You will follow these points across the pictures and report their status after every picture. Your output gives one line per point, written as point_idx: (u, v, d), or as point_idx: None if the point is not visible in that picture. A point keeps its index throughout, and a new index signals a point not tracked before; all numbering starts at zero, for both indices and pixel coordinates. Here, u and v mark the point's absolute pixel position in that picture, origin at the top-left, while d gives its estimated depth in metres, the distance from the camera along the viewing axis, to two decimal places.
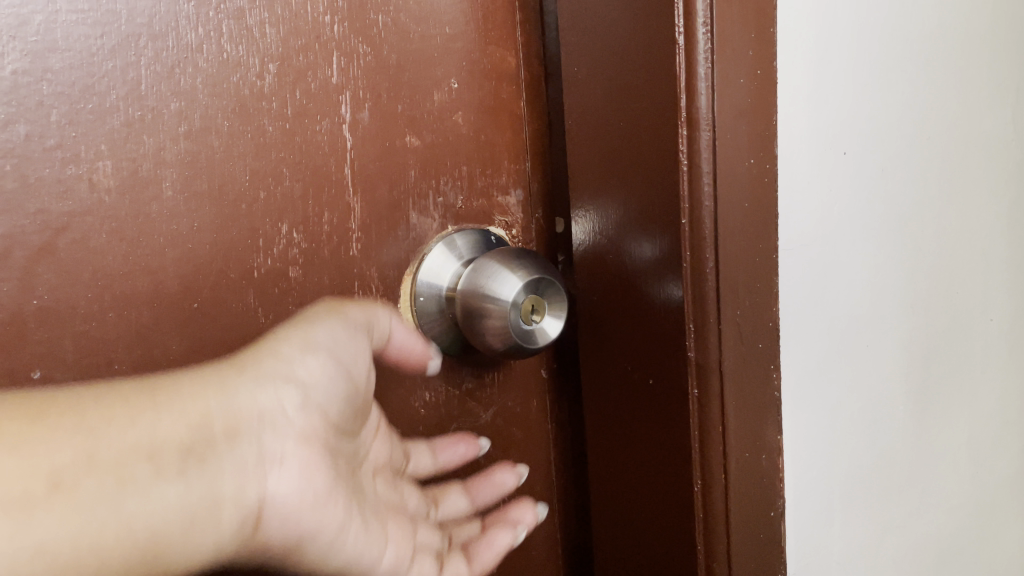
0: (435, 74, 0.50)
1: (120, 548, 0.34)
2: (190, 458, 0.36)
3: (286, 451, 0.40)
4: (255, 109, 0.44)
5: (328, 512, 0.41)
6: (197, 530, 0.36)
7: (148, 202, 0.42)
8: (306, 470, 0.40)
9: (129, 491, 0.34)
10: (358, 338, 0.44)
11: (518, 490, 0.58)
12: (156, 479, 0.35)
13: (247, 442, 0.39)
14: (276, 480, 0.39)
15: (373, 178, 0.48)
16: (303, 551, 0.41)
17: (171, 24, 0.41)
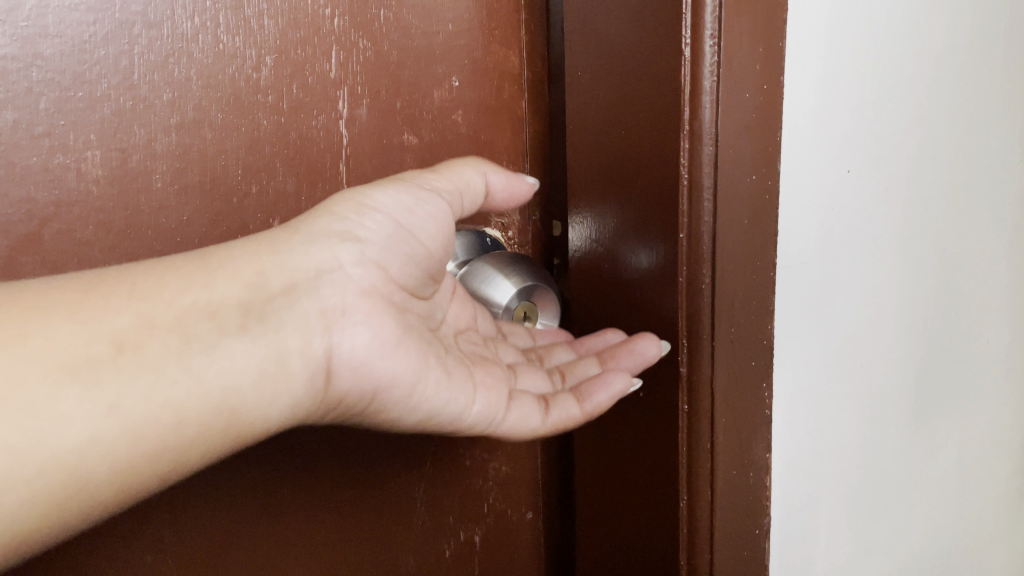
0: (435, 72, 0.49)
1: (191, 413, 0.33)
2: (234, 290, 0.36)
3: (337, 327, 0.38)
4: (250, 102, 0.43)
5: (400, 359, 0.39)
6: (199, 406, 0.33)
7: (137, 193, 0.41)
8: (377, 355, 0.39)
9: (150, 334, 0.33)
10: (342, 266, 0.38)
11: (504, 493, 0.57)
12: (219, 336, 0.34)
13: (273, 347, 0.36)
14: (346, 354, 0.38)
15: (368, 175, 0.48)
16: (384, 397, 0.40)
17: (166, 13, 0.40)
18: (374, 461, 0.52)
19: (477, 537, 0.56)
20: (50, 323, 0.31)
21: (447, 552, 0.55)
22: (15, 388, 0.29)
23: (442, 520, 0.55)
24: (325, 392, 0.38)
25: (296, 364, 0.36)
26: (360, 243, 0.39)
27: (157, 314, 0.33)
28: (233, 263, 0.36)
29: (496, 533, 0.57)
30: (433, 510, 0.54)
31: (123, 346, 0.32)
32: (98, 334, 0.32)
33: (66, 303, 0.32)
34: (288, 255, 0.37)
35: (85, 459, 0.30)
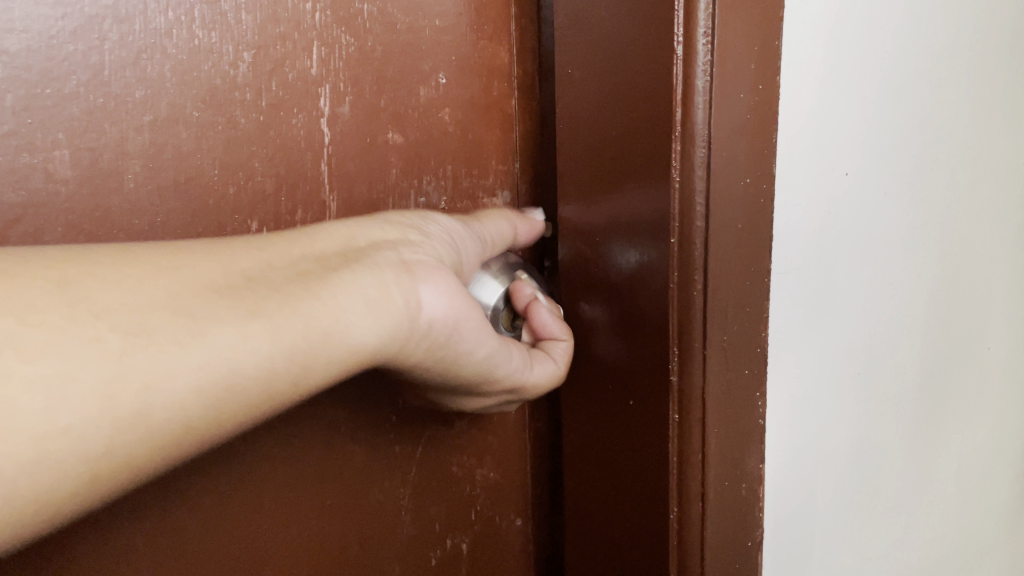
0: (422, 68, 0.48)
1: (318, 334, 0.31)
2: (330, 248, 0.35)
3: (418, 270, 0.36)
4: (227, 100, 0.42)
5: (471, 310, 0.37)
6: (323, 324, 0.31)
7: (108, 194, 0.40)
8: (457, 294, 0.36)
9: (271, 271, 0.32)
10: (416, 245, 0.38)
11: (491, 499, 0.56)
12: (326, 274, 0.33)
13: (373, 275, 0.34)
14: (432, 296, 0.36)
15: (351, 175, 0.46)
16: (465, 338, 0.37)
17: (138, 7, 0.39)
18: (360, 470, 0.50)
19: (464, 545, 0.55)
20: (188, 258, 0.31)
21: (434, 561, 0.54)
22: (174, 303, 0.28)
23: (428, 528, 0.53)
24: (421, 329, 0.35)
25: (394, 295, 0.34)
26: (420, 232, 0.39)
27: (273, 260, 0.33)
28: (320, 234, 0.36)
29: (484, 539, 0.56)
30: (420, 520, 0.53)
31: (253, 279, 0.31)
32: (229, 269, 0.31)
33: (177, 251, 0.31)
34: (363, 225, 0.38)
35: (234, 364, 0.29)
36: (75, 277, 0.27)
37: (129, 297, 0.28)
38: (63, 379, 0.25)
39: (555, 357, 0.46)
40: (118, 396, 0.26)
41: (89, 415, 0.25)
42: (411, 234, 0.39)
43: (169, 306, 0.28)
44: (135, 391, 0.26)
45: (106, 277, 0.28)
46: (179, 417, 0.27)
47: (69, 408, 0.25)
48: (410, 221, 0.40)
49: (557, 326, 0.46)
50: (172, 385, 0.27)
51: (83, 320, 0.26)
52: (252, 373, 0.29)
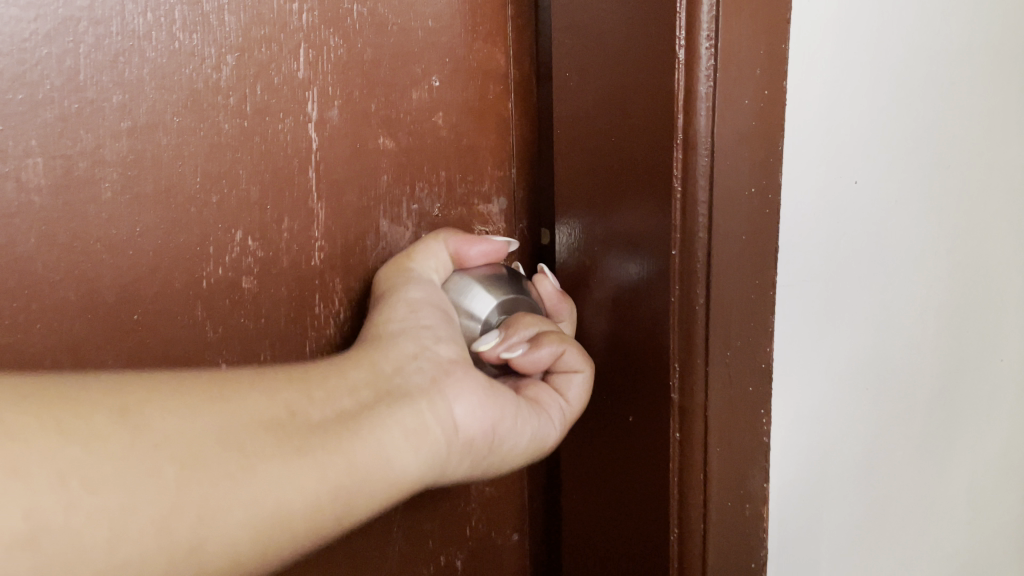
0: (414, 71, 0.46)
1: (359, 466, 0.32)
2: (362, 372, 0.36)
3: (447, 386, 0.38)
4: (210, 104, 0.40)
5: (500, 410, 0.39)
6: (364, 460, 0.33)
7: (85, 204, 0.38)
8: (486, 404, 0.39)
9: (312, 404, 0.33)
10: (437, 348, 0.40)
11: (487, 514, 0.54)
12: (361, 404, 0.35)
13: (409, 406, 0.36)
14: (465, 411, 0.38)
15: (340, 182, 0.45)
16: (500, 441, 0.40)
17: (115, 8, 0.37)
18: None
19: (459, 562, 0.54)
20: (238, 391, 0.31)
21: None
22: (224, 437, 0.29)
23: (422, 545, 0.52)
24: (459, 444, 0.37)
25: (430, 420, 0.36)
26: (432, 329, 0.40)
27: (313, 389, 0.34)
28: (349, 360, 0.37)
29: (478, 556, 0.54)
30: (412, 537, 0.51)
31: (295, 413, 0.32)
32: (273, 402, 0.32)
33: (218, 379, 0.32)
34: (387, 347, 0.38)
35: (281, 503, 0.30)
36: (134, 402, 0.28)
37: (184, 429, 0.29)
38: (122, 516, 0.26)
39: (575, 365, 0.43)
40: (175, 530, 0.27)
41: (146, 552, 0.26)
42: (428, 333, 0.40)
43: (221, 440, 0.29)
44: (190, 525, 0.27)
45: (164, 406, 0.29)
46: (230, 552, 0.28)
47: (128, 545, 0.26)
48: (406, 313, 0.41)
49: (546, 351, 0.41)
50: (221, 518, 0.28)
51: (142, 453, 0.27)
52: (300, 511, 0.30)
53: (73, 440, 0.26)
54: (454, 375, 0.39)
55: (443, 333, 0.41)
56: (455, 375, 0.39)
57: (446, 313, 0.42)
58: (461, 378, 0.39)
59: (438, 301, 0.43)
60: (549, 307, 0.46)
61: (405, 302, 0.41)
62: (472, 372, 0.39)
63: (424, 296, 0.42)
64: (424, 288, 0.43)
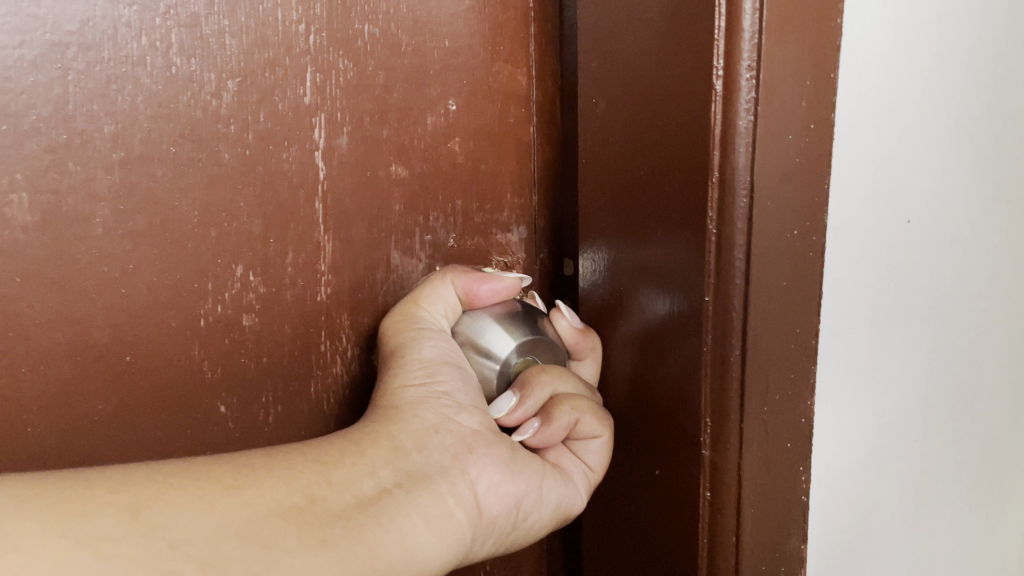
0: (429, 94, 0.43)
1: (385, 552, 0.32)
2: (381, 452, 0.36)
3: (469, 463, 0.38)
4: (209, 133, 0.38)
5: (522, 489, 0.39)
6: (391, 550, 0.32)
7: (73, 241, 0.36)
8: (510, 480, 0.39)
9: (331, 490, 0.33)
10: (455, 419, 0.39)
11: (504, 561, 0.51)
12: (382, 489, 0.34)
13: (432, 492, 0.35)
14: (487, 488, 0.38)
15: (349, 213, 0.42)
16: (524, 516, 0.40)
17: (107, 32, 0.35)
18: None
19: None
20: (255, 480, 0.31)
21: None
22: (244, 530, 0.29)
23: None
24: (485, 525, 0.37)
25: (454, 501, 0.36)
26: (451, 396, 0.39)
27: (331, 472, 0.34)
28: (365, 439, 0.36)
29: None
30: None
31: (315, 499, 0.32)
32: (291, 487, 0.32)
33: (231, 467, 0.31)
34: (405, 421, 0.38)
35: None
36: (142, 501, 0.28)
37: (200, 524, 0.28)
38: None
39: (592, 432, 0.42)
40: None
41: None
42: (447, 403, 0.39)
43: (240, 534, 0.29)
44: None
45: (177, 501, 0.29)
46: None
47: None
48: (422, 378, 0.39)
49: (558, 422, 0.41)
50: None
51: (156, 555, 0.26)
52: None
53: (80, 545, 0.25)
54: (475, 455, 0.38)
55: (462, 401, 0.40)
56: (476, 456, 0.38)
57: (462, 374, 0.41)
58: (480, 459, 0.38)
59: (453, 359, 0.41)
60: (570, 344, 0.44)
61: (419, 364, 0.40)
62: (494, 451, 0.39)
63: (437, 353, 0.40)
64: (437, 341, 0.41)
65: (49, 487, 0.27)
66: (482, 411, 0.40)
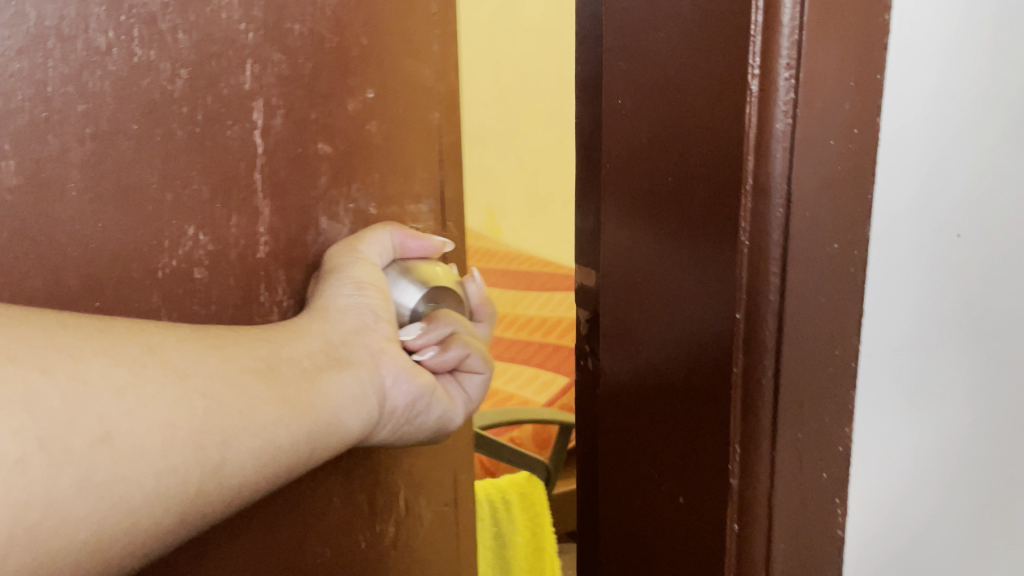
0: (350, 83, 0.51)
1: (318, 410, 0.44)
2: (313, 342, 0.46)
3: (378, 362, 0.49)
4: (165, 113, 0.45)
5: (418, 392, 0.51)
6: (321, 411, 0.45)
7: (52, 201, 0.42)
8: (409, 379, 0.50)
9: (281, 361, 0.44)
10: (371, 325, 0.49)
11: (412, 486, 0.61)
12: (316, 368, 0.45)
13: (349, 376, 0.47)
14: (390, 383, 0.49)
15: (284, 184, 0.50)
16: (417, 410, 0.51)
17: (80, 27, 0.42)
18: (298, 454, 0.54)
19: (390, 530, 0.60)
20: (230, 345, 0.42)
21: (362, 544, 0.59)
22: (226, 376, 0.40)
23: (355, 511, 0.58)
24: (385, 408, 0.49)
25: (370, 387, 0.48)
26: (370, 309, 0.49)
27: (280, 348, 0.45)
28: (300, 330, 0.46)
29: (405, 523, 0.61)
30: (347, 505, 0.57)
31: (270, 365, 0.43)
32: (254, 353, 0.43)
33: (209, 336, 0.42)
34: (330, 322, 0.47)
35: (269, 433, 0.41)
36: (154, 342, 0.39)
37: (196, 368, 0.39)
38: (167, 427, 0.37)
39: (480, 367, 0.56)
40: (203, 439, 0.38)
41: (180, 454, 0.37)
42: (366, 311, 0.49)
43: (224, 378, 0.40)
44: (212, 439, 0.38)
45: (179, 351, 0.39)
46: (240, 462, 0.40)
47: (170, 445, 0.37)
48: (351, 290, 0.48)
49: (453, 352, 0.52)
50: (234, 443, 0.40)
51: (173, 383, 0.38)
52: (280, 440, 0.42)
53: (117, 365, 0.36)
54: (383, 357, 0.49)
55: (378, 314, 0.50)
56: (383, 358, 0.49)
57: (382, 292, 0.50)
58: (387, 362, 0.49)
59: (379, 278, 0.50)
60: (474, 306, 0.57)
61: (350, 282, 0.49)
62: (397, 361, 0.50)
63: (365, 272, 0.50)
64: (363, 263, 0.50)
65: (85, 323, 0.37)
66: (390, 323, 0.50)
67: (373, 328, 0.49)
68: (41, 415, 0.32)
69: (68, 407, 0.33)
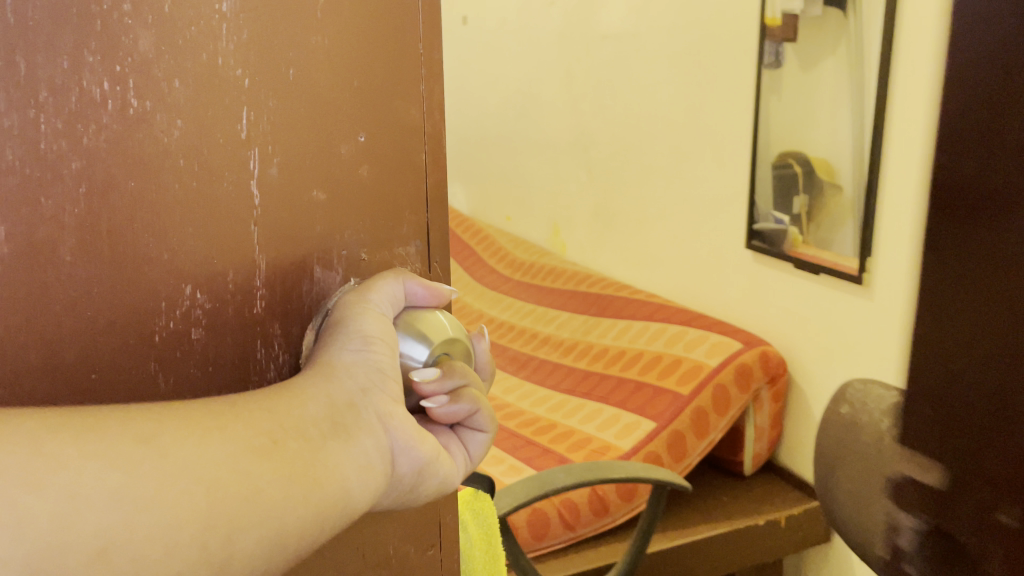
0: (342, 127, 0.49)
1: (329, 487, 0.43)
2: (321, 407, 0.45)
3: (387, 425, 0.47)
4: (162, 166, 0.42)
5: (424, 451, 0.50)
6: (331, 489, 0.43)
7: (43, 267, 0.39)
8: (415, 442, 0.49)
9: (288, 435, 0.42)
10: (382, 384, 0.48)
11: (405, 534, 0.59)
12: (325, 439, 0.44)
13: (357, 446, 0.45)
14: (397, 447, 0.48)
15: (279, 234, 0.47)
16: (424, 475, 0.50)
17: (74, 79, 0.38)
18: None
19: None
20: (232, 423, 0.40)
21: None
22: (228, 463, 0.39)
23: (343, 562, 0.56)
24: (393, 475, 0.48)
25: (375, 455, 0.46)
26: (380, 366, 0.48)
27: (285, 420, 0.43)
28: (309, 393, 0.45)
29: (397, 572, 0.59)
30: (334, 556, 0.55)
31: (276, 442, 0.41)
32: (259, 429, 0.41)
33: (213, 416, 0.40)
34: (336, 382, 0.46)
35: (279, 522, 0.40)
36: (153, 432, 0.37)
37: (199, 454, 0.38)
38: (169, 534, 0.36)
39: (481, 425, 0.55)
40: (210, 540, 0.37)
41: (186, 558, 0.36)
42: (377, 368, 0.47)
43: (227, 467, 0.39)
44: (219, 538, 0.37)
45: (178, 441, 0.38)
46: (252, 556, 0.39)
47: (175, 554, 0.36)
48: (359, 343, 0.47)
49: (466, 407, 0.51)
50: (241, 532, 0.38)
51: (174, 478, 0.37)
52: (290, 526, 0.40)
53: (112, 466, 0.35)
54: (391, 417, 0.48)
55: (388, 369, 0.48)
56: (391, 417, 0.48)
57: (392, 347, 0.49)
58: (395, 423, 0.48)
59: (390, 330, 0.49)
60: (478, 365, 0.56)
61: (360, 335, 0.47)
62: (404, 421, 0.48)
63: (376, 325, 0.48)
64: (373, 316, 0.48)
65: (76, 422, 0.36)
66: (401, 379, 0.49)
67: (385, 385, 0.48)
68: (35, 538, 0.32)
69: (64, 525, 0.33)
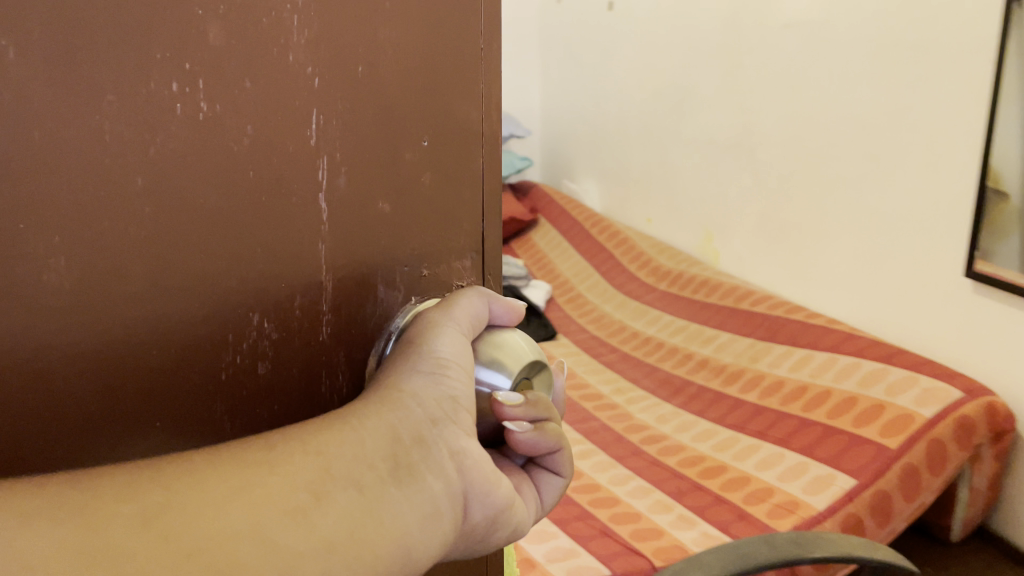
0: (409, 130, 0.43)
1: (380, 547, 0.37)
2: (380, 446, 0.40)
3: (455, 463, 0.43)
4: (233, 177, 0.37)
5: (502, 492, 0.46)
6: (386, 548, 0.37)
7: (107, 301, 0.33)
8: (483, 483, 0.45)
9: (333, 487, 0.37)
10: (449, 418, 0.43)
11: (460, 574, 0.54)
12: (382, 487, 0.38)
13: (423, 490, 0.40)
14: (465, 489, 0.43)
15: (345, 253, 0.42)
16: (494, 517, 0.46)
17: (142, 80, 0.33)
18: None
19: None
20: (264, 479, 0.35)
21: None
22: (254, 532, 0.33)
23: None
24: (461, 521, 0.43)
25: (444, 497, 0.41)
26: (452, 394, 0.44)
27: (333, 466, 0.37)
28: (370, 426, 0.40)
29: None
30: None
31: (320, 495, 0.36)
32: (298, 483, 0.35)
33: (242, 473, 0.34)
34: (403, 412, 0.41)
35: None
36: (153, 512, 0.31)
37: (218, 527, 0.32)
38: None
39: (560, 469, 0.53)
40: None
41: None
42: (444, 396, 0.43)
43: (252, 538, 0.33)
44: None
45: (186, 510, 0.32)
46: None
47: None
48: (434, 364, 0.43)
49: (547, 441, 0.49)
50: None
51: (175, 563, 0.30)
52: None
53: (96, 555, 0.29)
54: (461, 450, 0.43)
55: (462, 396, 0.44)
56: (461, 450, 0.43)
57: (468, 371, 0.45)
58: (466, 458, 0.44)
59: (467, 352, 0.45)
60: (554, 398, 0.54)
61: (436, 356, 0.44)
62: (477, 455, 0.45)
63: (450, 346, 0.44)
64: (448, 335, 0.44)
65: (53, 498, 0.30)
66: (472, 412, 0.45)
67: (457, 413, 0.44)
68: None
69: None
